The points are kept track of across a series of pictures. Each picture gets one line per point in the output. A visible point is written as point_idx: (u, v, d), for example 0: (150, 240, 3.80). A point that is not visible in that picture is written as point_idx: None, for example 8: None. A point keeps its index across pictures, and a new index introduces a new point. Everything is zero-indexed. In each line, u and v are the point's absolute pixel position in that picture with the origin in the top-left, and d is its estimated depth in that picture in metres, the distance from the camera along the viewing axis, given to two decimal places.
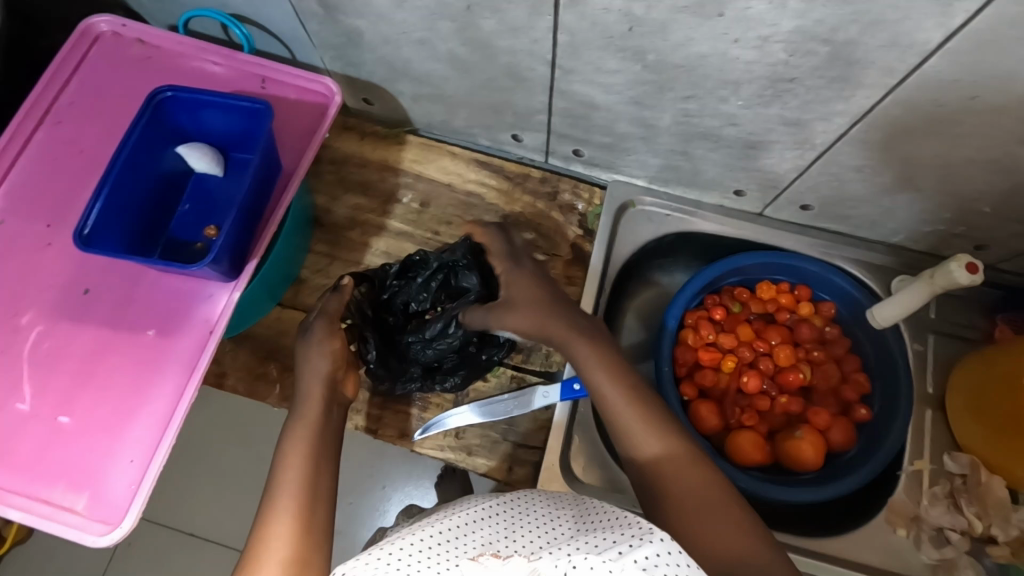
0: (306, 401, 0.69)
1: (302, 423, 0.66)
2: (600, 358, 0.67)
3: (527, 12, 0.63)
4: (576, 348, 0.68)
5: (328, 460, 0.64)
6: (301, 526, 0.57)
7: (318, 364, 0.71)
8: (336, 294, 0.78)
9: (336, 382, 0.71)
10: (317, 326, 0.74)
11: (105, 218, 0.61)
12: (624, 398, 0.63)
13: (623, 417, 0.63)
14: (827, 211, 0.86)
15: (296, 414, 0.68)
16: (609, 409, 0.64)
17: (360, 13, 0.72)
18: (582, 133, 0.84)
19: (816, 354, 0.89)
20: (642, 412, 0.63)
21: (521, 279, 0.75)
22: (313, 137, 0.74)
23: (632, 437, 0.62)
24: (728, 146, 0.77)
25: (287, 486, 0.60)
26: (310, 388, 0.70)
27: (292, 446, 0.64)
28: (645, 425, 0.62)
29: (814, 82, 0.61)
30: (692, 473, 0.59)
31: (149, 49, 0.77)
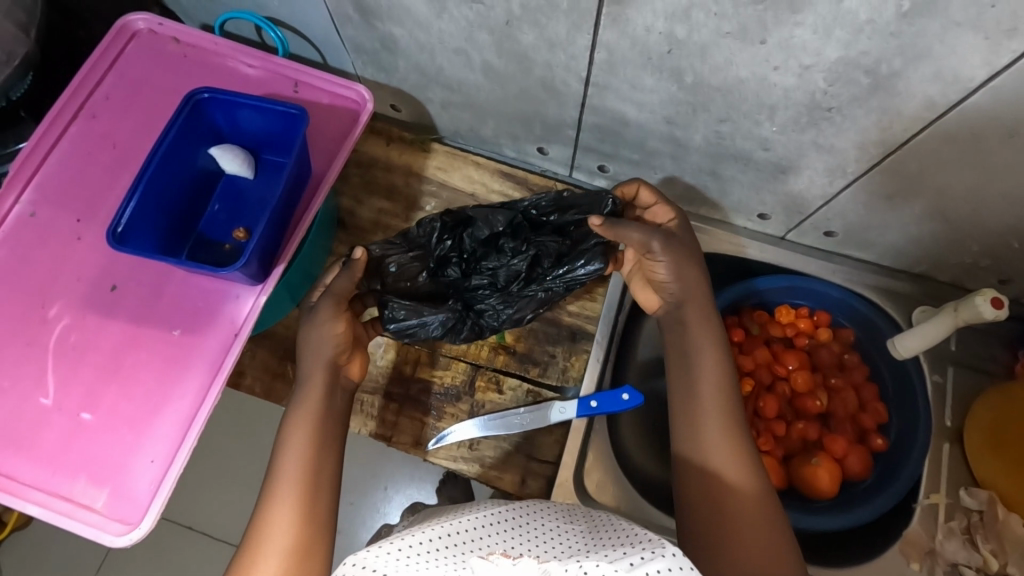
0: (308, 382, 0.67)
1: (303, 409, 0.65)
2: (713, 354, 0.70)
3: (567, 28, 0.63)
4: (691, 331, 0.72)
5: (328, 447, 0.64)
6: (302, 514, 0.60)
7: (320, 346, 0.67)
8: (348, 270, 0.69)
9: (339, 367, 0.67)
10: (324, 306, 0.67)
11: (139, 215, 0.61)
12: (715, 400, 0.68)
13: (706, 415, 0.67)
14: (852, 238, 0.86)
15: (299, 395, 0.67)
16: (695, 405, 0.68)
17: (398, 20, 0.72)
18: (610, 149, 0.84)
19: (835, 380, 0.89)
20: (728, 423, 0.67)
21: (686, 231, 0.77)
22: (344, 141, 0.74)
23: (707, 437, 0.66)
24: (758, 169, 0.77)
25: (289, 475, 0.61)
26: (314, 368, 0.67)
27: (295, 431, 0.64)
28: (730, 435, 0.66)
29: (852, 112, 0.61)
30: (747, 497, 0.63)
31: (185, 48, 0.78)
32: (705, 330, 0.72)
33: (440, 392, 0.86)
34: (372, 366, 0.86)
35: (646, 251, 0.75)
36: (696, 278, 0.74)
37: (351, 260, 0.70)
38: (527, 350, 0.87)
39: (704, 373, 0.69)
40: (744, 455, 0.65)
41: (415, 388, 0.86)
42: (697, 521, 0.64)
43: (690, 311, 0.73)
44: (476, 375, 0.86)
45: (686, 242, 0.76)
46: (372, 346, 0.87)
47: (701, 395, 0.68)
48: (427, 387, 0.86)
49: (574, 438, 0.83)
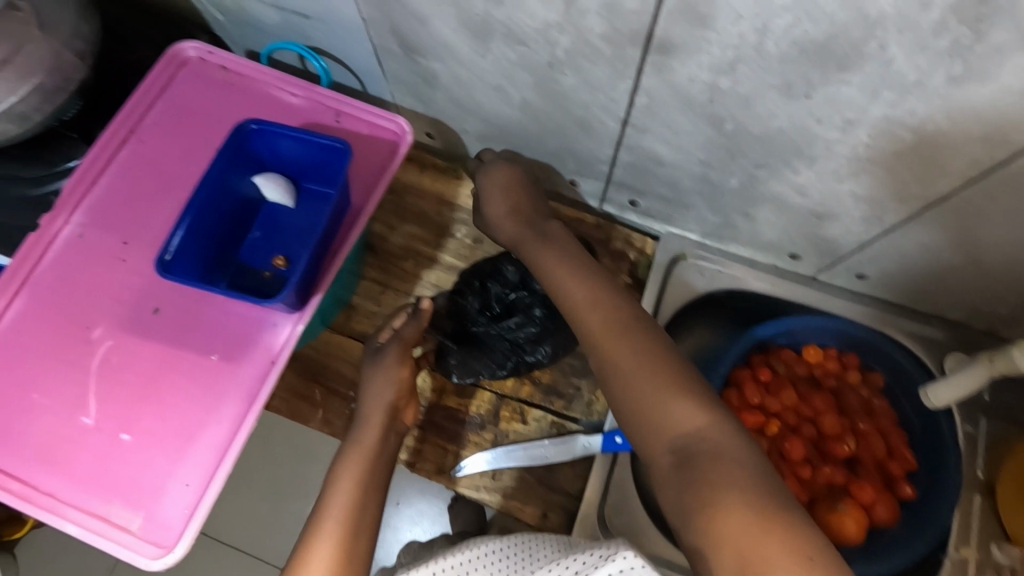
0: (365, 424, 0.71)
1: (358, 448, 0.69)
2: (553, 252, 0.71)
3: (609, 74, 0.64)
4: (528, 250, 0.75)
5: (373, 486, 0.66)
6: (341, 553, 0.60)
7: (385, 392, 0.73)
8: (415, 320, 0.77)
9: (397, 410, 0.73)
10: (391, 351, 0.75)
11: (185, 243, 0.63)
12: (574, 284, 0.66)
13: (571, 293, 0.65)
14: (885, 282, 0.85)
15: (354, 437, 0.70)
16: (563, 298, 0.66)
17: (440, 57, 0.73)
18: (643, 186, 0.85)
19: (862, 425, 0.87)
20: (597, 292, 0.63)
21: (492, 180, 0.83)
22: (384, 174, 0.75)
23: (577, 311, 0.63)
24: (792, 213, 0.76)
25: (335, 511, 0.63)
26: (373, 413, 0.72)
27: (347, 470, 0.67)
28: (593, 295, 0.63)
29: (894, 165, 0.61)
30: (628, 341, 0.58)
31: (233, 76, 0.79)
32: (547, 248, 0.73)
33: (465, 421, 0.86)
34: None
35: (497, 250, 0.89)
36: (522, 216, 0.79)
37: (418, 311, 0.78)
38: (552, 382, 0.88)
39: (555, 270, 0.69)
40: (629, 327, 0.59)
41: (440, 416, 0.86)
42: (630, 423, 0.55)
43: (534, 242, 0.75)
44: (500, 405, 0.87)
45: (500, 188, 0.82)
46: None
47: (576, 301, 0.64)
48: (451, 416, 0.86)
49: (596, 475, 0.82)
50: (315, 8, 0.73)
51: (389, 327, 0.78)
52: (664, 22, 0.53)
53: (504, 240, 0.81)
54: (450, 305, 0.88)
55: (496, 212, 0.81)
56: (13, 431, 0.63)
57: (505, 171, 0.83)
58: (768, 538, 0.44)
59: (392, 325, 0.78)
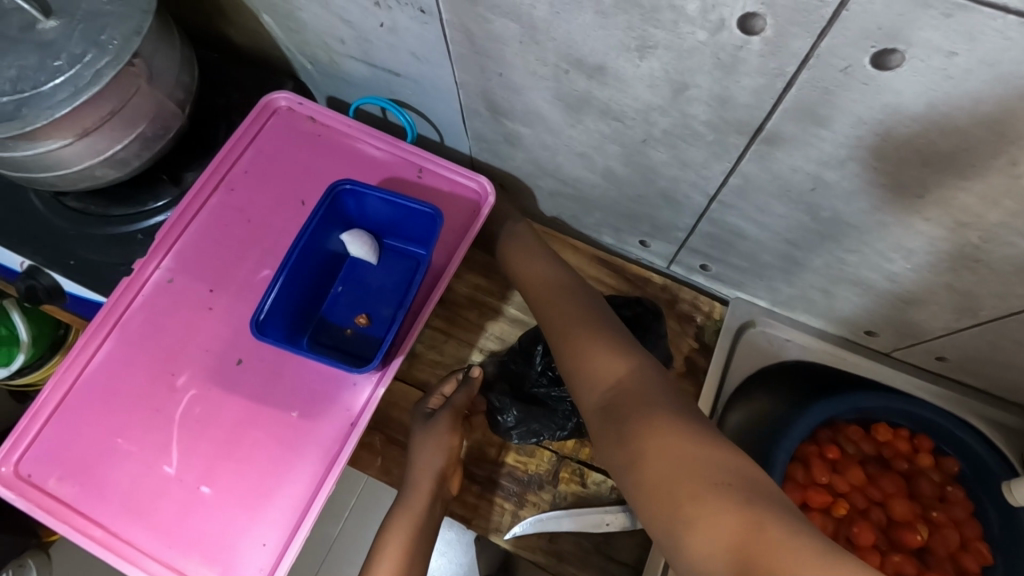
0: (412, 490, 0.73)
1: (405, 516, 0.71)
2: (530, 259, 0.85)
3: (706, 155, 0.63)
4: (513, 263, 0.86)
5: (413, 559, 0.69)
6: None
7: (433, 459, 0.74)
8: (466, 387, 0.77)
9: (445, 478, 0.74)
10: (442, 419, 0.75)
11: (278, 302, 0.64)
12: (543, 288, 0.81)
13: (539, 293, 0.80)
14: (963, 366, 0.82)
15: (403, 502, 0.72)
16: (534, 297, 0.81)
17: (529, 123, 0.74)
18: (717, 253, 0.84)
19: (935, 514, 0.84)
20: (556, 294, 0.78)
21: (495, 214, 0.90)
22: (465, 234, 0.76)
23: (541, 306, 0.78)
24: (876, 295, 0.75)
25: None
26: (422, 479, 0.73)
27: (392, 539, 0.70)
28: (555, 295, 0.78)
29: (1000, 267, 0.59)
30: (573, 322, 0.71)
31: (320, 128, 0.82)
32: (524, 261, 0.85)
33: (522, 478, 0.85)
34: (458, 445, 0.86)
35: None
36: (521, 247, 0.87)
37: (468, 377, 0.79)
38: None
39: (529, 275, 0.83)
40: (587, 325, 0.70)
41: (498, 473, 0.85)
42: (580, 402, 0.64)
43: (521, 263, 0.86)
44: (560, 465, 0.86)
45: (509, 233, 0.89)
46: None
47: (549, 313, 0.76)
48: (509, 473, 0.85)
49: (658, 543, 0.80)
50: (410, 69, 0.75)
51: (439, 393, 0.80)
52: (778, 119, 0.53)
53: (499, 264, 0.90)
54: (510, 366, 0.87)
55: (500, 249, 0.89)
56: (97, 479, 0.64)
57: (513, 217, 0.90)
58: (671, 461, 0.51)
59: (442, 391, 0.80)
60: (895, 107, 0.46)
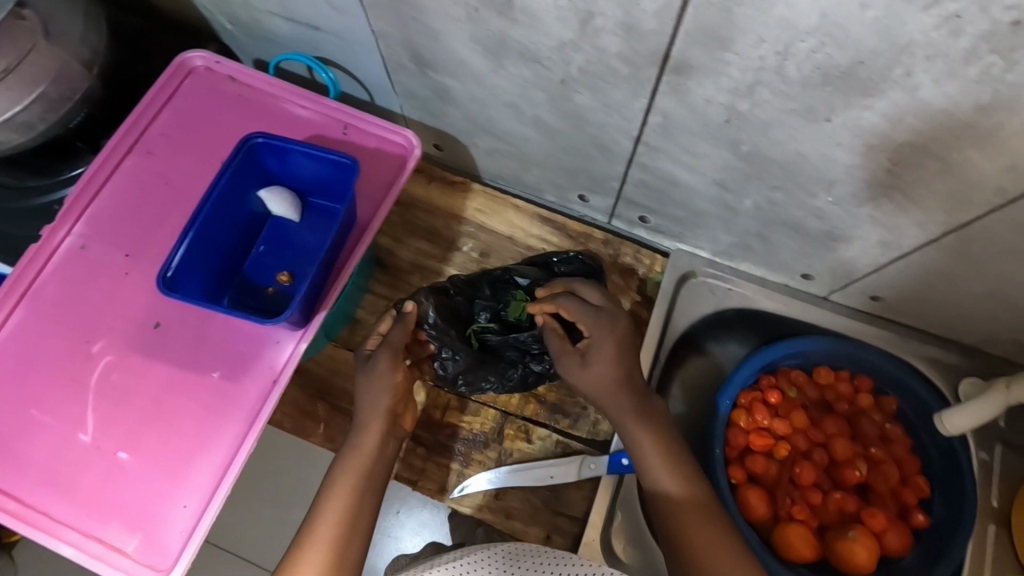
0: (362, 430, 0.69)
1: (354, 457, 0.67)
2: (641, 415, 0.69)
3: (625, 93, 0.62)
4: (621, 413, 0.69)
5: (361, 498, 0.65)
6: (334, 560, 0.61)
7: (379, 398, 0.70)
8: (401, 324, 0.74)
9: (395, 417, 0.71)
10: (381, 358, 0.71)
11: (188, 260, 0.62)
12: (651, 443, 0.68)
13: (649, 453, 0.67)
14: (898, 305, 0.83)
15: (351, 445, 0.69)
16: (636, 451, 0.68)
17: (453, 73, 0.71)
18: (654, 204, 0.83)
19: (875, 452, 0.85)
20: (670, 456, 0.67)
21: (599, 323, 0.71)
22: (391, 189, 0.74)
23: (652, 473, 0.67)
24: (809, 237, 0.75)
25: (326, 522, 0.63)
26: (372, 419, 0.70)
27: (340, 478, 0.66)
28: (669, 462, 0.67)
29: (915, 193, 0.59)
30: (701, 519, 0.64)
31: (240, 87, 0.78)
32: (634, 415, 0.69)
33: (468, 438, 0.85)
34: None
35: (481, 255, 0.92)
36: (614, 371, 0.70)
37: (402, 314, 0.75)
38: (558, 401, 0.86)
39: (638, 433, 0.68)
40: (712, 521, 0.64)
41: (442, 433, 0.85)
42: None
43: (612, 401, 0.70)
44: (504, 423, 0.85)
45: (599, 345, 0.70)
46: None
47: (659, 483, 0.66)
48: (455, 433, 0.85)
49: (602, 494, 0.80)
50: (327, 20, 0.72)
51: (376, 333, 0.75)
52: (683, 45, 0.52)
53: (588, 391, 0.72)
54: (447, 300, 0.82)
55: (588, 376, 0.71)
56: (15, 453, 0.62)
57: (621, 324, 0.71)
58: None
59: (379, 330, 0.75)
60: (792, 20, 0.45)
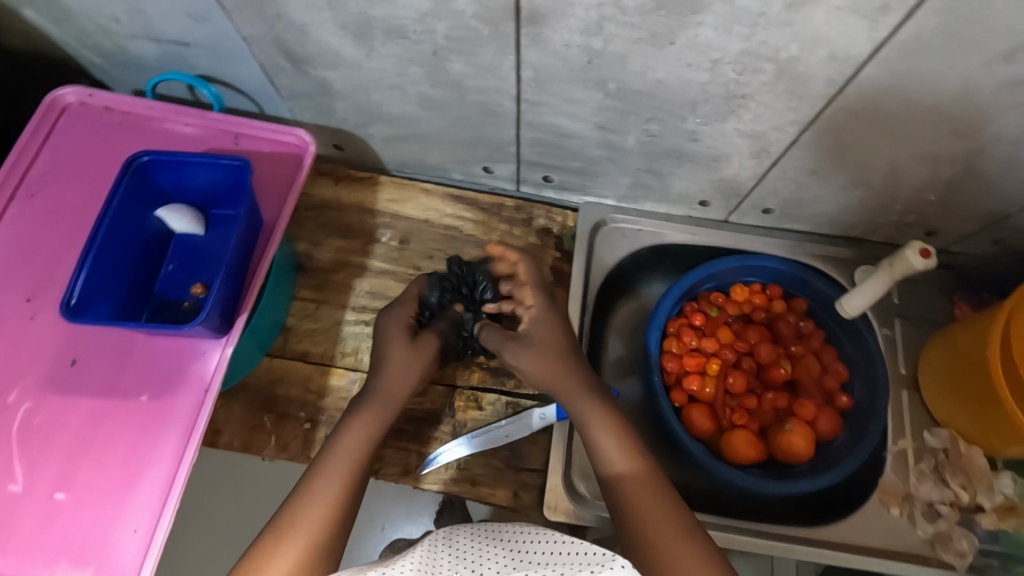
0: (376, 395, 0.71)
1: (362, 419, 0.68)
2: (591, 402, 0.71)
3: (492, 53, 0.66)
4: (573, 398, 0.71)
5: (363, 471, 0.65)
6: (334, 518, 0.60)
7: (397, 371, 0.73)
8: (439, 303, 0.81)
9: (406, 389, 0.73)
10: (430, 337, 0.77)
11: (91, 285, 0.61)
12: (601, 425, 0.69)
13: (596, 432, 0.69)
14: (787, 212, 0.91)
15: (358, 407, 0.70)
16: (586, 434, 0.69)
17: (330, 65, 0.74)
18: (553, 160, 0.87)
19: (795, 349, 0.92)
20: (618, 437, 0.68)
21: (547, 318, 0.77)
22: (292, 186, 0.75)
23: (603, 454, 0.67)
24: (692, 162, 0.81)
25: (331, 479, 0.62)
26: (385, 387, 0.72)
27: (348, 439, 0.66)
28: (618, 440, 0.68)
29: (765, 97, 0.65)
30: (648, 492, 0.63)
31: (120, 115, 0.77)
32: (583, 401, 0.71)
33: (420, 418, 0.86)
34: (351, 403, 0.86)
35: (401, 242, 0.94)
36: (557, 365, 0.73)
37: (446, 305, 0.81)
38: (500, 365, 0.89)
39: (587, 418, 0.70)
40: (659, 495, 0.63)
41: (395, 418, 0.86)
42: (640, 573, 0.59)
43: (563, 388, 0.73)
44: (453, 396, 0.87)
45: (549, 351, 0.74)
46: (347, 384, 0.87)
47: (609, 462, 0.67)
48: (407, 415, 0.86)
49: (557, 442, 0.83)
50: (194, 33, 0.72)
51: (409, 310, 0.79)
52: None
53: (532, 376, 0.75)
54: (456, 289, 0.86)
55: (548, 378, 0.74)
56: None
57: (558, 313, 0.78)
58: None
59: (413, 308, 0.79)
60: None
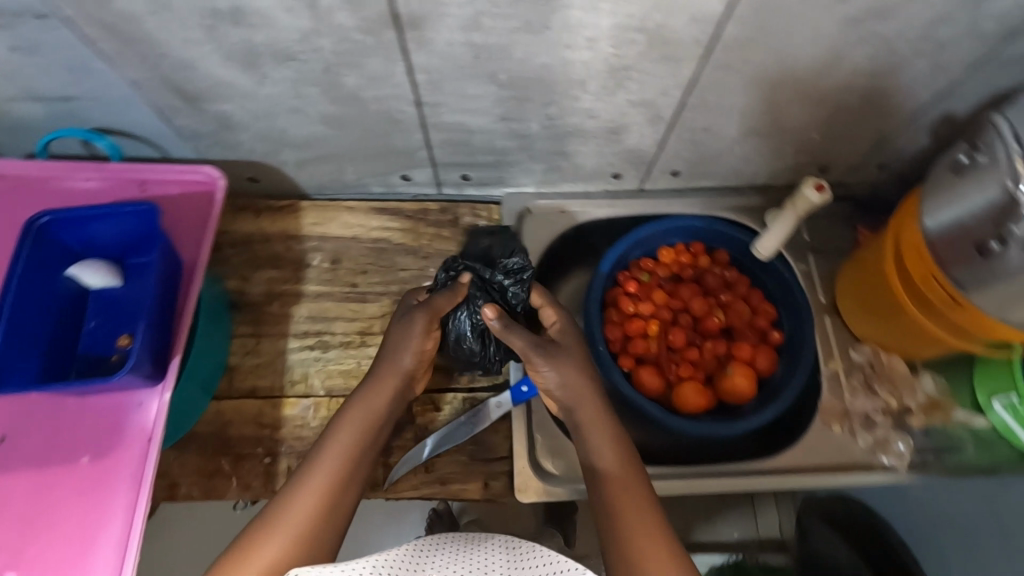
0: (376, 382, 0.72)
1: (362, 408, 0.69)
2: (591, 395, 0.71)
3: (382, 62, 0.68)
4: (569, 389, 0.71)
5: (362, 458, 0.66)
6: (325, 507, 0.61)
7: (400, 355, 0.73)
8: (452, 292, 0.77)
9: (410, 378, 0.74)
10: (419, 319, 0.73)
11: (7, 354, 0.60)
12: (596, 418, 0.70)
13: (588, 422, 0.70)
14: (694, 171, 0.96)
15: (361, 396, 0.71)
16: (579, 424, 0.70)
17: (226, 96, 0.74)
18: (466, 158, 0.90)
19: (725, 298, 0.98)
20: (609, 429, 0.69)
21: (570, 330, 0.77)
22: (207, 225, 0.76)
23: (592, 444, 0.68)
24: (596, 137, 0.85)
25: (323, 471, 0.64)
26: (388, 374, 0.72)
27: (346, 427, 0.68)
28: (608, 433, 0.69)
29: (646, 65, 0.70)
30: (630, 488, 0.64)
31: (17, 181, 0.77)
32: (583, 398, 0.71)
33: None
34: (307, 430, 0.85)
35: (333, 262, 0.95)
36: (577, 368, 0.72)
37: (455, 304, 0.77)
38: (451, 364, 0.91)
39: (585, 411, 0.70)
40: (638, 490, 0.64)
41: None
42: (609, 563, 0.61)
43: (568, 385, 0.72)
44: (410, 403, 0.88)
45: (569, 363, 0.72)
46: (301, 412, 0.86)
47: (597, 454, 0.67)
48: None
49: (518, 426, 0.86)
50: (77, 86, 0.71)
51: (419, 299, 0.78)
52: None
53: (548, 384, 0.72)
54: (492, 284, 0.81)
55: (560, 393, 0.72)
56: None
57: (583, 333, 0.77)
58: None
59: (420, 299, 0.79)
60: None
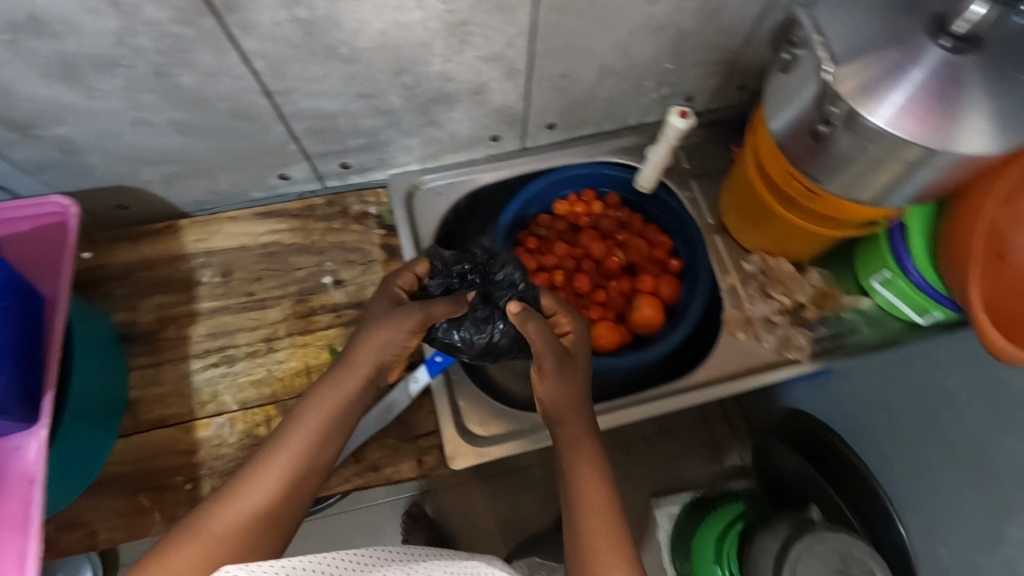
0: (346, 368, 0.69)
1: (329, 394, 0.68)
2: (574, 392, 0.70)
3: (213, 54, 0.66)
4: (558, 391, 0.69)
5: (322, 445, 0.67)
6: (285, 494, 0.63)
7: (384, 347, 0.69)
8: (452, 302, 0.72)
9: (384, 365, 0.70)
10: (412, 314, 0.69)
11: None
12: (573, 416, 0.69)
13: (566, 415, 0.69)
14: (569, 121, 0.98)
15: (331, 380, 0.69)
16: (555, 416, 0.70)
17: (58, 118, 0.70)
18: (337, 145, 0.89)
19: (621, 237, 1.02)
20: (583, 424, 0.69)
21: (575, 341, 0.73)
22: (63, 256, 0.75)
23: (564, 440, 0.69)
24: (460, 101, 0.86)
25: (283, 456, 0.65)
26: (355, 355, 0.69)
27: (313, 411, 0.67)
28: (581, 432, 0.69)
29: (482, 17, 0.71)
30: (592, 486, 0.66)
31: None
32: (569, 399, 0.69)
33: None
34: (224, 447, 0.83)
35: (224, 275, 0.92)
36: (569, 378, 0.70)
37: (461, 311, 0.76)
38: None
39: (566, 412, 0.69)
40: (604, 491, 0.66)
41: None
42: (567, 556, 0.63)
43: (557, 391, 0.69)
44: None
45: (569, 382, 0.70)
46: (217, 431, 0.83)
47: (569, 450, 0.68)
48: None
49: (440, 397, 0.86)
50: None
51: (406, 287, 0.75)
52: None
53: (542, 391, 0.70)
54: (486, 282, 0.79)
55: (551, 404, 0.69)
56: None
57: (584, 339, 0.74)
58: None
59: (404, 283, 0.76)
60: None
